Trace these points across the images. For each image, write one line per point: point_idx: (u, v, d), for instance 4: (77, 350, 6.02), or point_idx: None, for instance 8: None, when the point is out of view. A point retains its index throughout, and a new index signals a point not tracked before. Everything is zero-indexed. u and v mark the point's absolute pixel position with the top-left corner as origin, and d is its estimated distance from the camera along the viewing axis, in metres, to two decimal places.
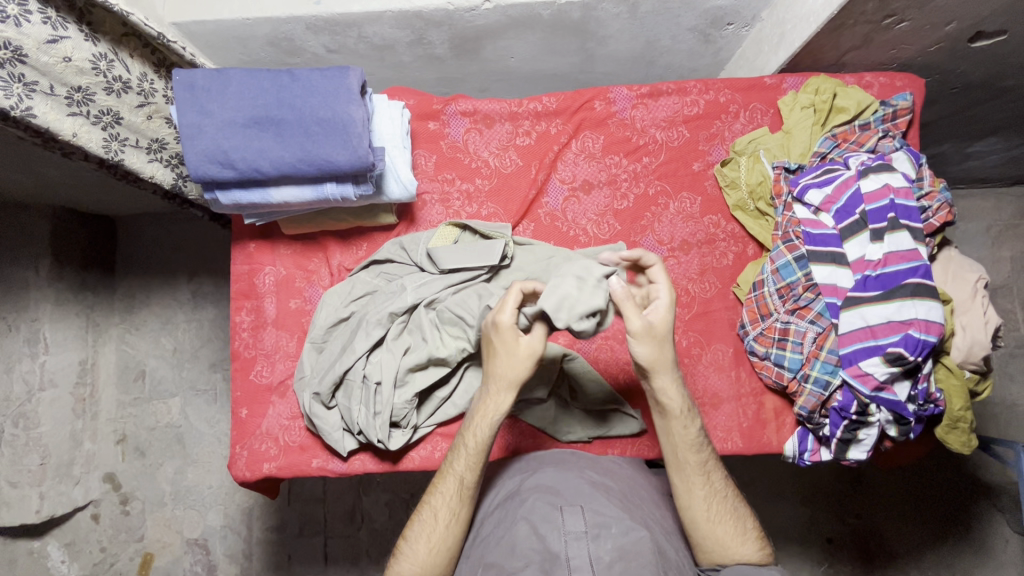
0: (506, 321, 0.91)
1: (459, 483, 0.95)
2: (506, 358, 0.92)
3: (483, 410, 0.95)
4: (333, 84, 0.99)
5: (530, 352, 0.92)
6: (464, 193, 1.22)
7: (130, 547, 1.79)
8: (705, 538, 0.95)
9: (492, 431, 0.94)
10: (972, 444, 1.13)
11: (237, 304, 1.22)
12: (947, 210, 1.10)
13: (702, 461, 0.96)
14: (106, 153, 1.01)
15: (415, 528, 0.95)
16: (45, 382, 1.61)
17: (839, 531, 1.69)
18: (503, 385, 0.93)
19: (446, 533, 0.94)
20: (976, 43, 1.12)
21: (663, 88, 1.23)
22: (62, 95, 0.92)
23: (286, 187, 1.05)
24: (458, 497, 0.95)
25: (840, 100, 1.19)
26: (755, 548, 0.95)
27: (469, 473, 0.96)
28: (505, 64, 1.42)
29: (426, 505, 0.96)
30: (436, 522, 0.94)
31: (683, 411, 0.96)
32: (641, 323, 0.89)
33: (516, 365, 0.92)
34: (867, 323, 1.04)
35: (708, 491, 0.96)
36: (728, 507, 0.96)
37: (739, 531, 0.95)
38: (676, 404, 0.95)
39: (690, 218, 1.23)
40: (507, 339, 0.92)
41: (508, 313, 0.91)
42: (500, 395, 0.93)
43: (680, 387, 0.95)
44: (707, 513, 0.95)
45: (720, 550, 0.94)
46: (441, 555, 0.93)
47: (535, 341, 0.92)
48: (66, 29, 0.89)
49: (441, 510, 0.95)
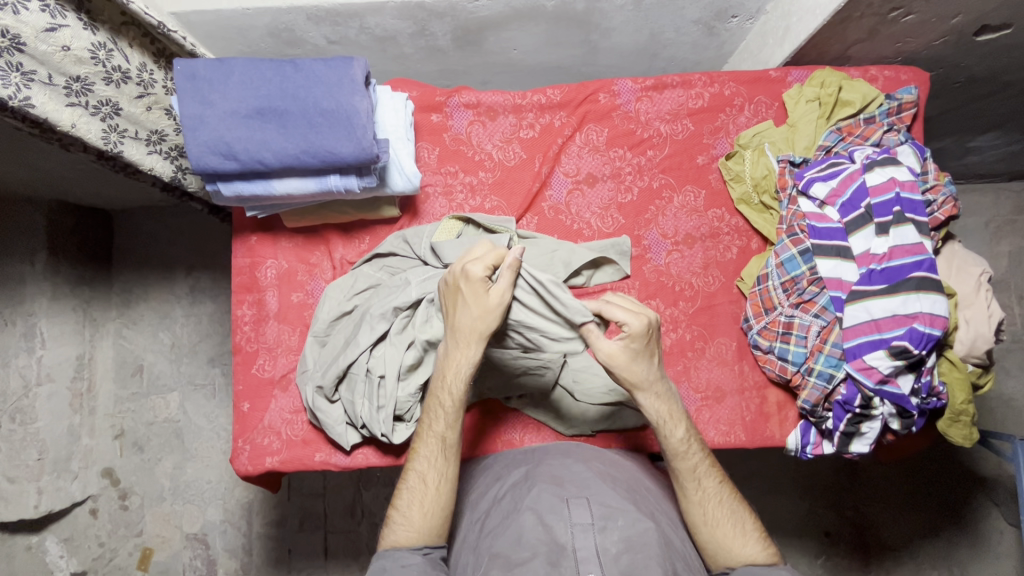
0: (478, 272, 0.94)
1: (441, 443, 0.96)
2: (473, 307, 0.93)
3: (454, 365, 0.95)
4: (338, 74, 0.98)
5: (496, 300, 0.94)
6: (467, 185, 1.22)
7: (129, 542, 1.78)
8: (709, 541, 0.95)
9: (466, 384, 0.96)
10: (973, 437, 1.14)
11: (238, 298, 1.21)
12: (952, 203, 1.10)
13: (690, 466, 0.96)
14: (105, 145, 0.99)
15: (405, 496, 0.95)
16: (42, 377, 1.60)
17: (836, 524, 1.70)
18: (473, 336, 0.94)
19: (437, 497, 0.94)
20: (981, 37, 1.12)
21: (667, 80, 1.23)
22: (61, 85, 0.90)
23: (289, 179, 1.04)
24: (443, 456, 0.95)
25: (845, 93, 1.19)
26: (758, 547, 0.94)
27: (450, 431, 0.96)
28: (508, 56, 1.41)
29: (411, 472, 0.96)
30: (426, 487, 0.94)
31: (668, 417, 0.96)
32: (605, 351, 0.93)
33: (483, 317, 0.94)
34: (872, 316, 1.05)
35: (700, 496, 0.96)
36: (726, 509, 0.96)
37: (739, 531, 0.94)
38: (659, 413, 0.95)
39: (694, 212, 1.23)
40: (477, 291, 0.94)
41: (481, 266, 0.94)
42: (470, 346, 0.94)
43: (663, 396, 0.96)
44: (704, 515, 0.95)
45: (724, 553, 0.94)
46: (435, 517, 0.93)
47: (503, 288, 0.94)
48: (64, 17, 0.88)
49: (428, 474, 0.95)
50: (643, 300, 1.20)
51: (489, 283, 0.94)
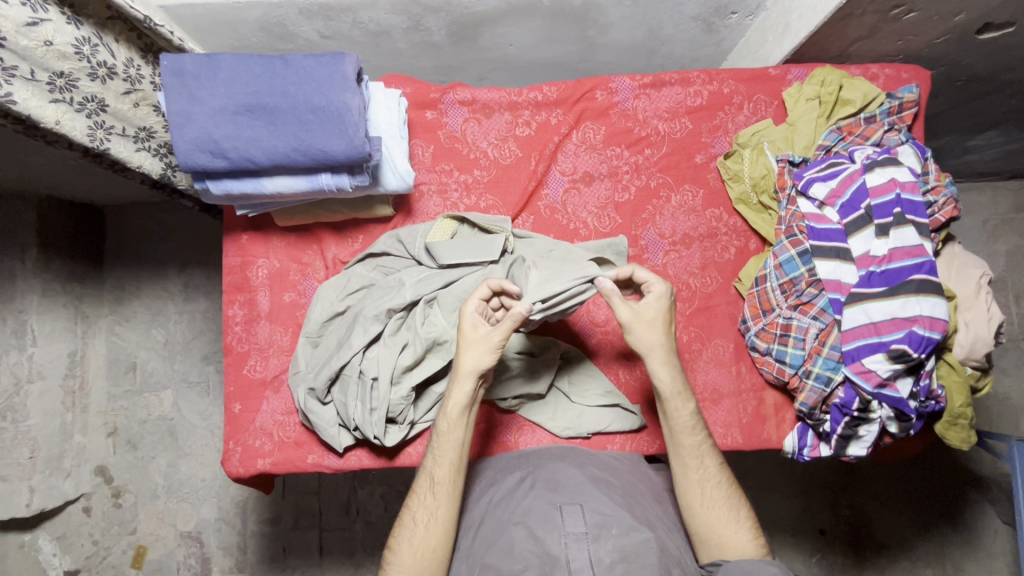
0: (468, 309, 0.97)
1: (430, 481, 0.95)
2: (469, 345, 0.95)
3: (445, 404, 0.96)
4: (328, 71, 0.96)
5: (488, 340, 0.95)
6: (462, 183, 1.20)
7: (123, 540, 1.77)
8: (700, 525, 0.95)
9: (453, 422, 0.96)
10: (971, 440, 1.13)
11: (229, 297, 1.19)
12: (953, 205, 1.08)
13: (695, 444, 0.98)
14: (91, 142, 0.97)
15: (399, 535, 0.94)
16: (34, 374, 1.57)
17: (831, 523, 1.70)
18: (464, 372, 0.95)
19: (427, 536, 0.93)
20: (983, 35, 1.10)
21: (666, 78, 1.21)
22: (44, 81, 0.88)
23: (279, 177, 1.01)
24: (432, 493, 0.95)
25: (846, 92, 1.17)
26: (749, 537, 0.93)
27: (439, 470, 0.96)
28: (504, 52, 1.39)
29: (407, 511, 0.95)
30: (416, 525, 0.94)
31: (679, 392, 0.97)
32: (628, 313, 0.97)
33: (474, 354, 0.95)
34: (870, 319, 1.03)
35: (699, 475, 0.97)
36: (721, 493, 0.96)
37: (732, 518, 0.94)
38: (671, 389, 0.97)
39: (692, 211, 1.21)
40: (470, 329, 0.96)
41: (473, 302, 0.98)
42: (463, 381, 0.95)
43: (675, 368, 0.98)
44: (701, 496, 0.96)
45: (716, 539, 0.93)
46: (428, 559, 0.92)
47: (497, 327, 0.95)
48: (46, 11, 0.85)
49: (419, 512, 0.94)
50: None
51: (480, 324, 0.96)
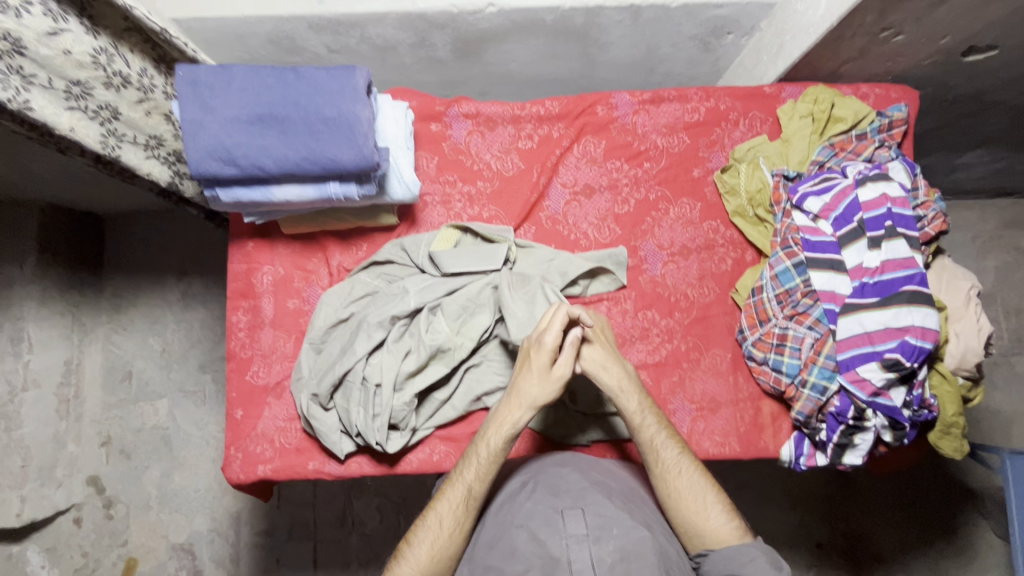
0: (550, 341, 0.98)
1: (466, 493, 0.95)
2: (535, 374, 0.99)
3: (499, 423, 0.98)
4: (339, 82, 0.99)
5: (561, 373, 0.99)
6: (466, 195, 1.22)
7: (113, 552, 1.75)
8: (679, 517, 0.96)
9: (507, 442, 0.97)
10: (963, 449, 1.16)
11: (234, 304, 1.20)
12: (941, 219, 1.13)
13: (649, 437, 0.99)
14: (104, 149, 0.98)
15: (419, 533, 0.94)
16: (29, 382, 1.56)
17: (827, 535, 1.71)
18: (525, 402, 0.98)
19: (449, 542, 0.93)
20: (968, 57, 1.15)
21: (664, 94, 1.25)
22: (60, 89, 0.90)
23: (288, 186, 1.03)
24: (464, 505, 0.95)
25: (838, 110, 1.21)
26: (727, 520, 0.95)
27: (479, 483, 0.96)
28: (506, 68, 1.42)
29: (432, 511, 0.95)
30: (441, 529, 0.93)
31: (623, 390, 1.01)
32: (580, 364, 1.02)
33: (544, 385, 0.98)
34: (864, 328, 1.06)
35: (662, 468, 0.98)
36: (686, 480, 0.97)
37: (704, 506, 0.95)
38: (613, 387, 1.01)
39: (690, 223, 1.24)
40: (545, 361, 0.99)
41: (553, 334, 0.98)
42: (519, 409, 0.98)
43: (612, 369, 1.01)
44: (669, 490, 0.97)
45: (695, 530, 0.95)
46: (441, 563, 0.93)
47: (567, 361, 0.99)
48: (67, 21, 0.87)
49: (446, 517, 0.94)
50: (640, 311, 1.21)
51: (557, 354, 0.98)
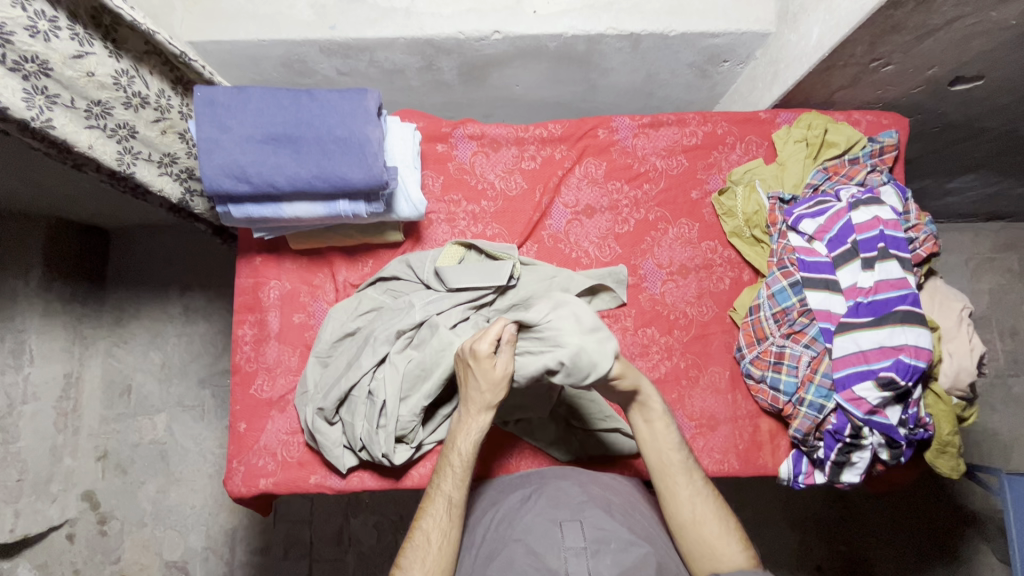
0: (484, 349, 0.94)
1: (448, 501, 0.95)
2: (480, 375, 0.95)
3: (464, 431, 0.97)
4: (352, 104, 1.03)
5: (504, 371, 0.96)
6: (470, 214, 1.25)
7: (105, 569, 1.73)
8: (694, 541, 0.96)
9: (475, 446, 0.97)
10: (960, 469, 1.17)
11: (240, 318, 1.22)
12: (932, 241, 1.16)
13: (682, 460, 1.00)
14: (119, 166, 1.01)
15: (408, 554, 0.92)
16: (28, 395, 1.55)
17: (827, 558, 1.71)
18: (479, 407, 0.96)
19: (439, 557, 0.91)
20: (955, 87, 1.19)
21: (664, 118, 1.29)
22: (82, 108, 0.93)
23: (299, 203, 1.06)
24: (449, 516, 0.94)
25: (831, 135, 1.26)
26: (740, 549, 0.95)
27: (458, 492, 0.96)
28: (510, 91, 1.47)
29: (417, 530, 0.94)
30: (429, 546, 0.92)
31: (663, 412, 1.02)
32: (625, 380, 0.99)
33: (492, 388, 0.96)
34: (860, 348, 1.08)
35: (690, 491, 0.98)
36: (709, 505, 0.98)
37: (722, 530, 0.96)
38: (659, 408, 1.02)
39: (689, 243, 1.27)
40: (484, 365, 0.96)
41: (486, 342, 0.94)
42: (476, 415, 0.97)
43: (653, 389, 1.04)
44: (692, 513, 0.97)
45: (710, 553, 0.94)
46: None
47: (508, 359, 0.96)
48: (92, 45, 0.91)
49: (432, 532, 0.93)
50: (640, 328, 1.23)
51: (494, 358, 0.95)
